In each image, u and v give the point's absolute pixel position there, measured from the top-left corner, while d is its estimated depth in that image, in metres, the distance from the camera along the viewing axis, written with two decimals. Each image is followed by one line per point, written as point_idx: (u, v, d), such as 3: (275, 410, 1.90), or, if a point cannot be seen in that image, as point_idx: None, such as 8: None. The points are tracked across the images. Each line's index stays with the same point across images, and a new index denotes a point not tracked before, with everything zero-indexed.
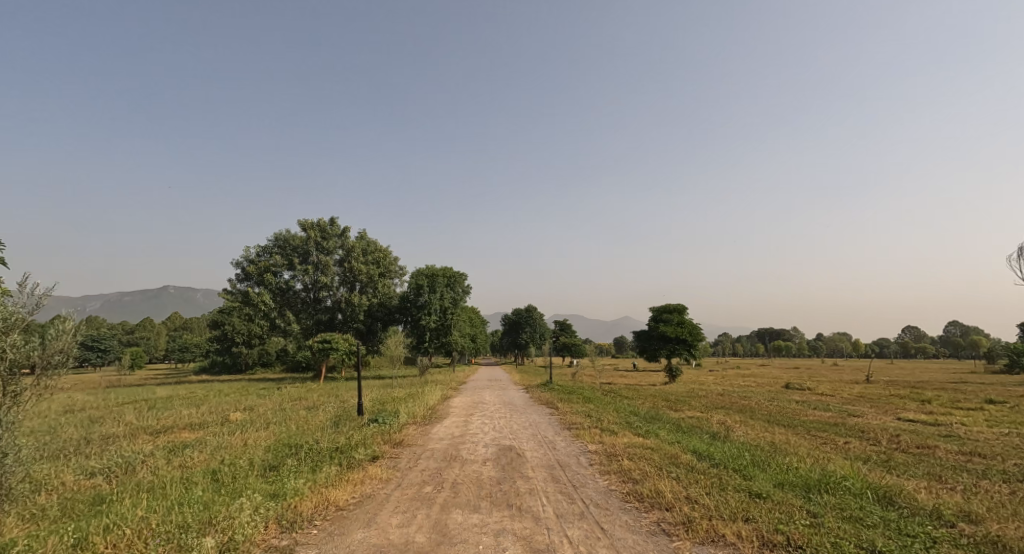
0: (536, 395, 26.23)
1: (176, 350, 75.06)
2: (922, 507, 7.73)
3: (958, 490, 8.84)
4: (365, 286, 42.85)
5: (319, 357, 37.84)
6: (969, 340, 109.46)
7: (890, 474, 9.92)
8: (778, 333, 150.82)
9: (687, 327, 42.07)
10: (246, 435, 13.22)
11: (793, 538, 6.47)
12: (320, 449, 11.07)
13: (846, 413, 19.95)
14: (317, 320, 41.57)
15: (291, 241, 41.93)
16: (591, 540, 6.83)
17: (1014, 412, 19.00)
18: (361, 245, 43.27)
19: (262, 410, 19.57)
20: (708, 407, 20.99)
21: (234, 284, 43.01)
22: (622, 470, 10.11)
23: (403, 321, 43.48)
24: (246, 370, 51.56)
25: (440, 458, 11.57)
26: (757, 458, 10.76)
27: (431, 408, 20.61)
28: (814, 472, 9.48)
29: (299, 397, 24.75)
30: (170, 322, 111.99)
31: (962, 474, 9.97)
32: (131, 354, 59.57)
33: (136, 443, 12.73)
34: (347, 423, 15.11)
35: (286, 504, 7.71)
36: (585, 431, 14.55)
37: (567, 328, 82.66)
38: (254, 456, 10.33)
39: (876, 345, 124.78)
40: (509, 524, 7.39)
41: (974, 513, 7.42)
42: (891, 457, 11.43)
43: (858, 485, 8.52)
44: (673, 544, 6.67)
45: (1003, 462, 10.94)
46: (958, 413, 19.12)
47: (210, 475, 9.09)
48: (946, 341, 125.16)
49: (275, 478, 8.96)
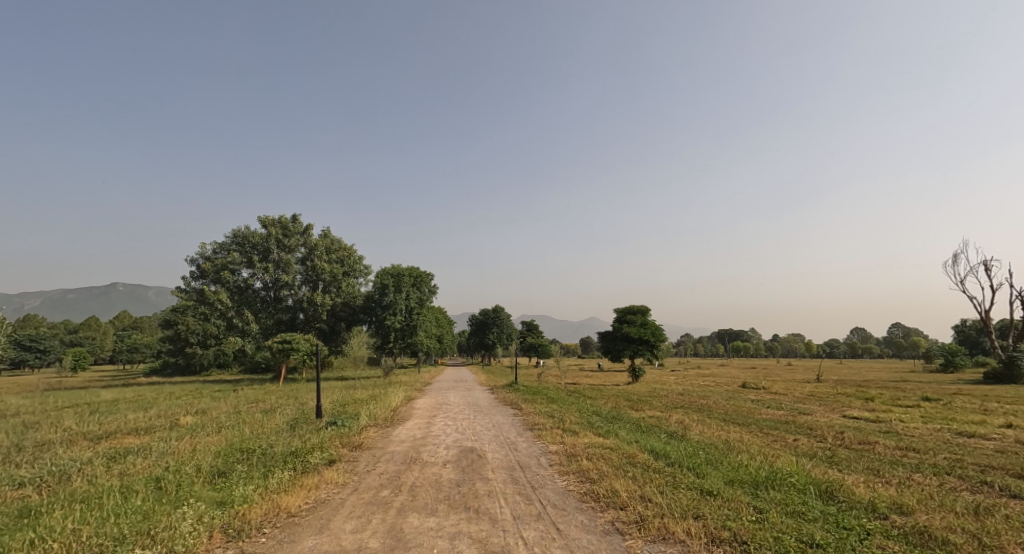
0: (500, 395, 26.45)
1: (124, 351, 71.19)
2: (859, 500, 8.15)
3: (892, 483, 9.40)
4: (328, 285, 41.74)
5: (279, 358, 36.77)
6: (910, 340, 116.36)
7: (832, 469, 10.46)
8: (736, 334, 156.30)
9: (650, 328, 42.91)
10: (196, 439, 12.66)
11: (738, 533, 6.72)
12: (274, 453, 10.71)
13: (797, 411, 20.76)
14: (277, 320, 40.28)
15: (250, 238, 40.57)
16: (546, 541, 6.89)
17: (946, 409, 20.30)
18: (324, 243, 42.31)
19: (216, 413, 18.87)
20: (668, 407, 21.38)
21: (188, 282, 41.42)
22: (580, 469, 10.25)
23: (367, 321, 42.69)
24: (201, 371, 49.56)
25: (400, 461, 11.42)
26: (711, 457, 11.03)
27: (393, 410, 20.19)
28: (762, 469, 9.84)
29: (257, 399, 24.08)
30: (117, 320, 105.80)
31: (898, 468, 10.60)
32: (75, 354, 56.46)
33: (76, 449, 12.08)
34: (305, 426, 14.78)
35: (234, 512, 7.45)
36: (546, 432, 14.75)
37: (534, 329, 83.11)
38: (202, 462, 9.90)
39: (827, 346, 131.14)
40: (465, 526, 7.37)
41: (906, 505, 7.88)
42: (834, 453, 12.05)
43: (802, 481, 8.92)
44: (626, 543, 6.78)
45: (935, 457, 11.68)
46: (898, 410, 20.30)
47: (153, 482, 8.68)
48: (890, 342, 132.91)
49: (223, 484, 8.64)
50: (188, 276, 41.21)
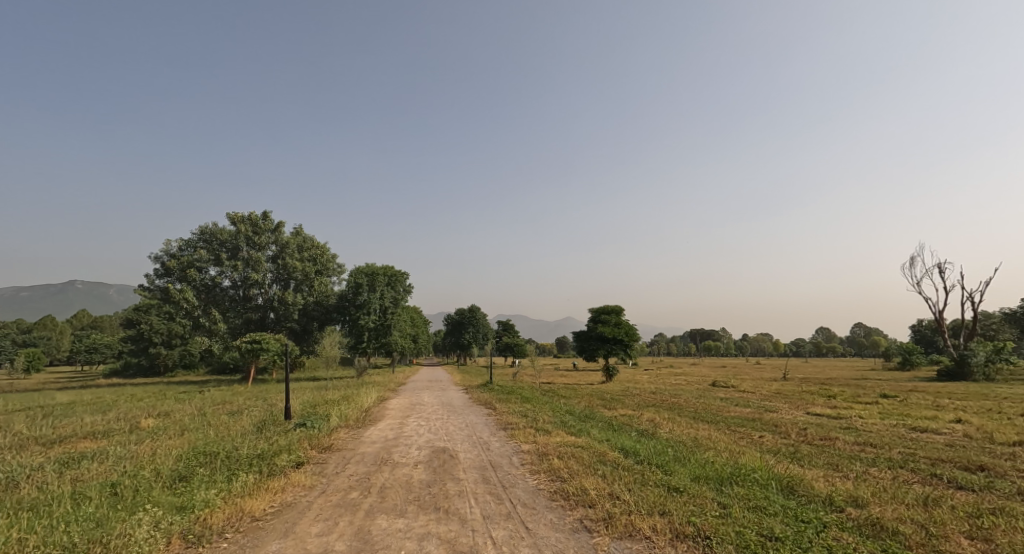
0: (475, 395, 26.38)
1: (82, 351, 67.98)
2: (817, 494, 8.45)
3: (850, 477, 9.77)
4: (301, 285, 40.93)
5: (248, 358, 35.84)
6: (870, 341, 120.95)
7: (794, 465, 10.80)
8: (708, 333, 159.54)
9: (624, 328, 43.39)
10: (156, 443, 12.20)
11: (702, 529, 6.87)
12: (239, 456, 10.43)
13: (763, 409, 21.33)
14: (246, 320, 39.15)
15: (218, 235, 39.51)
16: (514, 540, 6.92)
17: (903, 405, 21.21)
18: (296, 241, 41.48)
19: (178, 415, 18.26)
20: (641, 406, 21.70)
21: (151, 280, 39.98)
22: (551, 469, 10.29)
23: (340, 321, 41.93)
24: (166, 372, 47.85)
25: (371, 462, 11.33)
26: (679, 454, 11.25)
27: (365, 411, 19.88)
28: (728, 466, 10.10)
29: (224, 401, 23.42)
30: (75, 320, 100.99)
31: (856, 462, 11.01)
32: (27, 354, 53.77)
33: (25, 455, 11.44)
34: (272, 427, 14.45)
35: (195, 517, 7.23)
36: (519, 431, 14.75)
37: (510, 329, 82.91)
38: (163, 466, 9.57)
39: (793, 346, 135.24)
40: (434, 527, 7.33)
41: (861, 498, 8.21)
42: (797, 449, 12.44)
43: (764, 477, 9.18)
44: (593, 540, 6.87)
45: (891, 451, 12.18)
46: (858, 407, 21.13)
47: (109, 488, 8.35)
48: (852, 341, 138.28)
49: (183, 489, 8.38)
50: (151, 274, 39.76)
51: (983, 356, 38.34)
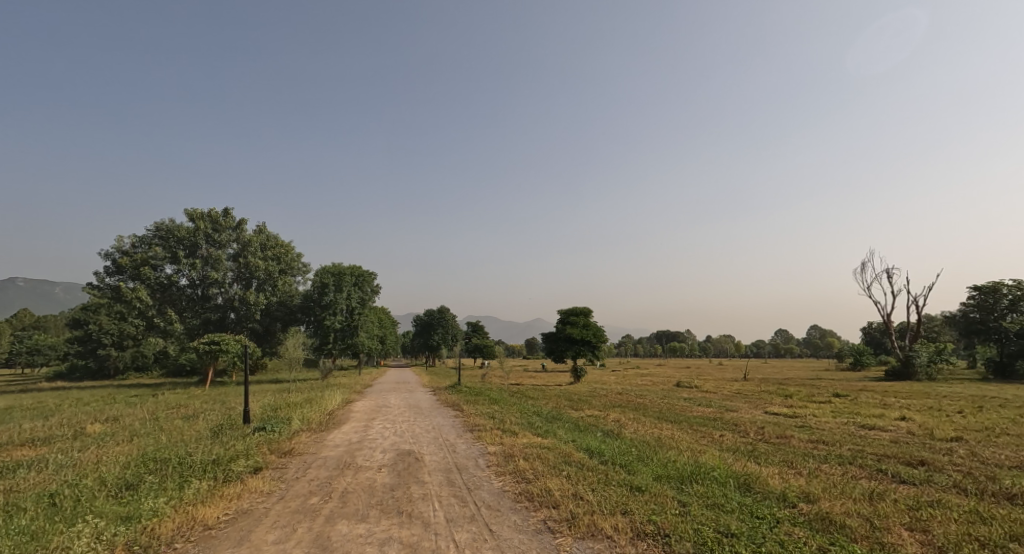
0: (443, 396, 26.31)
1: (22, 353, 63.88)
2: (772, 491, 8.73)
3: (803, 474, 10.18)
4: (263, 284, 39.70)
5: (205, 359, 34.46)
6: (826, 342, 126.39)
7: (752, 462, 11.12)
8: (673, 334, 164.55)
9: (592, 329, 43.92)
10: (102, 449, 11.56)
11: (662, 527, 7.00)
12: (193, 462, 9.99)
13: (724, 408, 22.05)
14: (204, 320, 37.65)
15: (176, 232, 37.93)
16: (477, 543, 6.88)
17: (852, 404, 22.21)
18: (259, 239, 40.23)
19: (128, 419, 17.44)
20: (607, 406, 22.05)
21: (101, 279, 37.98)
22: (517, 470, 10.30)
23: (305, 321, 40.79)
24: (116, 374, 45.64)
25: (333, 466, 11.04)
26: (642, 453, 11.45)
27: (330, 413, 19.60)
28: (688, 464, 10.34)
29: (178, 404, 22.46)
30: (16, 319, 95.00)
31: (809, 459, 11.47)
32: None
33: None
34: (229, 432, 13.93)
35: (141, 527, 6.88)
36: (486, 432, 14.76)
37: (479, 330, 82.58)
38: (108, 474, 9.08)
39: (753, 346, 140.84)
40: (396, 532, 7.21)
41: (812, 494, 8.54)
42: (756, 448, 12.81)
43: (723, 475, 9.45)
44: (556, 541, 6.91)
45: (843, 448, 12.72)
46: (813, 405, 22.03)
47: (46, 499, 7.85)
48: (809, 342, 145.12)
49: (129, 498, 7.93)
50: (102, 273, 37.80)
51: (926, 356, 40.68)
